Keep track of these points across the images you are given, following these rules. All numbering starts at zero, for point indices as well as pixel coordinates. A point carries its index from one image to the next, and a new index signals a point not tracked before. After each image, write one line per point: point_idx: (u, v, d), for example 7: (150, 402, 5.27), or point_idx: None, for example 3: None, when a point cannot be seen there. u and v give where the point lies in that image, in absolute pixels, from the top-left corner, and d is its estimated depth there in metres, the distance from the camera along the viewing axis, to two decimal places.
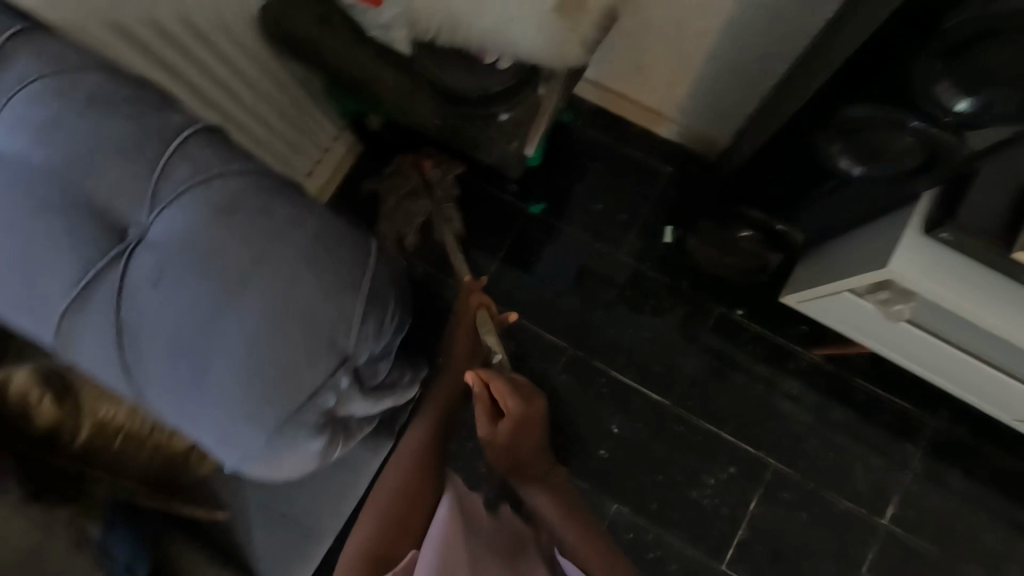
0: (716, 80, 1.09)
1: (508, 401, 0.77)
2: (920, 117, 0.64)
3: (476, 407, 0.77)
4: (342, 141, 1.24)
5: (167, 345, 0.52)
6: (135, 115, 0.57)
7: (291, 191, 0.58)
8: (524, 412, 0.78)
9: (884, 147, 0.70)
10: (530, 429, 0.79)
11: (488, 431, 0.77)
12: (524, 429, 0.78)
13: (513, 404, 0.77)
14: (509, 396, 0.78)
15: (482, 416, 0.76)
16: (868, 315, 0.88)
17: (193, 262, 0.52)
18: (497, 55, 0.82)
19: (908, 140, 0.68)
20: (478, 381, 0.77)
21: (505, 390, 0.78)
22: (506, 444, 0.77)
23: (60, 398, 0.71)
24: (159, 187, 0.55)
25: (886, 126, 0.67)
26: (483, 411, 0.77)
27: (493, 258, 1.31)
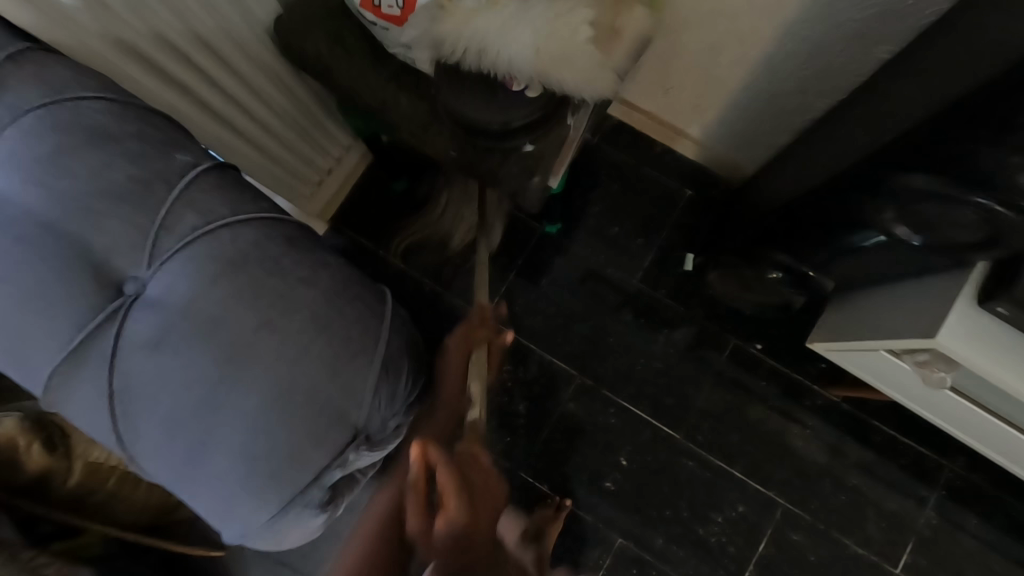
0: (751, 109, 1.02)
1: (451, 497, 0.53)
2: (985, 193, 0.57)
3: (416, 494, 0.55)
4: (354, 150, 1.19)
5: (162, 418, 0.49)
6: (135, 156, 0.52)
7: (303, 245, 0.56)
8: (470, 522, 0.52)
9: (945, 224, 0.62)
10: (483, 549, 0.53)
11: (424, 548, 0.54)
12: (467, 551, 0.51)
13: (456, 506, 0.52)
14: (456, 493, 0.53)
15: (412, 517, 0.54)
16: (905, 375, 0.84)
17: (192, 328, 0.49)
18: (525, 83, 0.75)
19: (971, 214, 0.59)
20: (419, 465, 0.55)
21: (453, 487, 0.53)
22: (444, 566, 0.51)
23: (51, 445, 0.68)
24: (161, 238, 0.51)
25: (940, 202, 0.61)
26: (419, 509, 0.54)
27: (505, 277, 1.26)
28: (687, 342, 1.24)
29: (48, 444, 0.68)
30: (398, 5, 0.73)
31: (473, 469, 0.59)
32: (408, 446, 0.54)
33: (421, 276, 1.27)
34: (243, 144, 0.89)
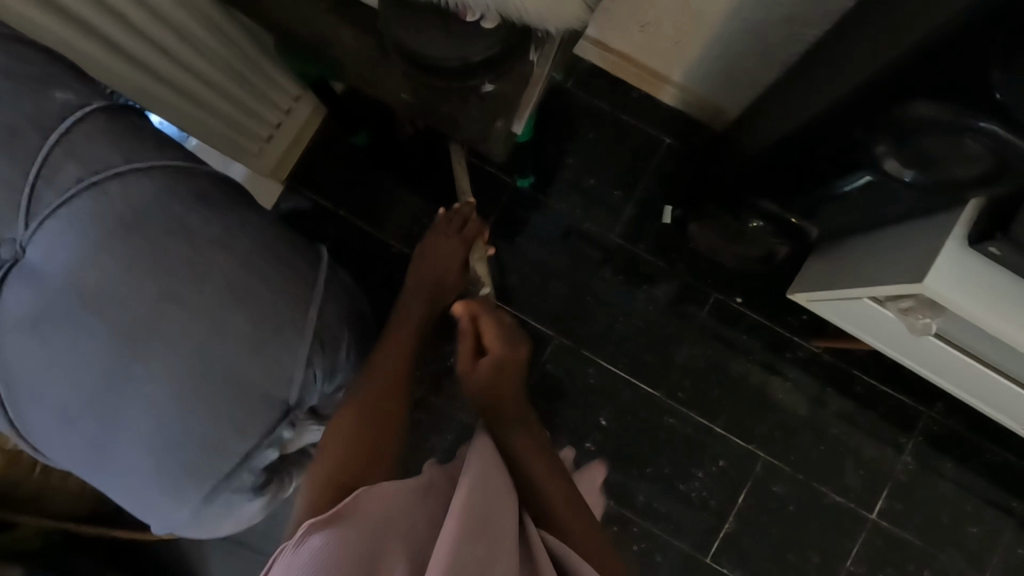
0: (731, 46, 0.95)
1: (494, 340, 0.69)
2: (988, 118, 0.52)
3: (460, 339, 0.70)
4: (304, 104, 1.08)
5: (59, 398, 0.47)
6: (10, 101, 0.47)
7: (215, 197, 0.52)
8: (509, 359, 0.69)
9: (949, 153, 0.59)
10: (513, 373, 0.69)
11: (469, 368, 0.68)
12: (502, 377, 0.68)
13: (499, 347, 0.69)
14: (497, 338, 0.69)
15: (464, 349, 0.69)
16: (889, 323, 0.80)
17: (85, 300, 0.46)
18: (480, 12, 0.66)
19: (979, 147, 0.55)
20: (468, 314, 0.69)
21: (495, 334, 0.69)
22: (485, 385, 0.67)
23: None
24: (37, 191, 0.47)
25: (949, 135, 0.56)
26: (469, 347, 0.69)
27: None
28: (668, 297, 1.20)
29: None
30: None
31: (508, 328, 0.72)
32: (456, 302, 0.69)
33: (388, 237, 1.20)
34: (184, 103, 0.82)
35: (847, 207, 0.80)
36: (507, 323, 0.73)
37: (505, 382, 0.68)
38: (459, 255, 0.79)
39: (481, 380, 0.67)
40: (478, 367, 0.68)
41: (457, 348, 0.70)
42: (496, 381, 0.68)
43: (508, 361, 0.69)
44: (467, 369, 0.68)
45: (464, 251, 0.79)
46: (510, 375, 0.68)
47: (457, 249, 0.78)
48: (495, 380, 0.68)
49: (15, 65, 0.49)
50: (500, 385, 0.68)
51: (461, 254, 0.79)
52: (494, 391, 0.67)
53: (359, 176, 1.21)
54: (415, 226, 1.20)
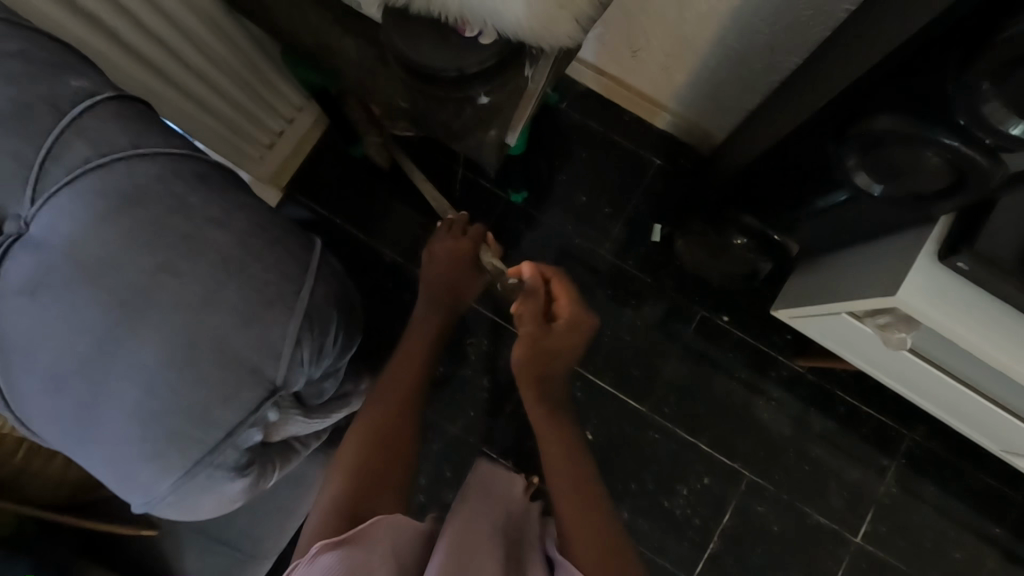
0: (717, 71, 0.99)
1: (567, 304, 0.81)
2: (949, 133, 0.55)
3: (531, 297, 0.80)
4: (306, 114, 1.12)
5: (51, 365, 0.48)
6: (23, 83, 0.49)
7: (214, 180, 0.54)
8: (578, 319, 0.81)
9: (913, 167, 0.61)
10: (577, 333, 0.81)
11: (540, 326, 0.79)
12: (552, 351, 0.79)
13: (568, 309, 0.80)
14: (569, 300, 0.81)
15: (536, 307, 0.79)
16: (867, 339, 0.82)
17: (84, 271, 0.48)
18: (478, 28, 0.71)
19: (939, 157, 0.58)
20: (537, 277, 0.81)
21: (565, 296, 0.81)
22: (551, 343, 0.79)
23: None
24: (45, 168, 0.49)
25: (915, 146, 0.58)
26: (540, 306, 0.80)
27: None
28: (655, 313, 1.22)
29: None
30: None
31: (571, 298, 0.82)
32: (526, 264, 0.80)
33: (383, 246, 1.22)
34: (184, 100, 0.84)
35: (825, 225, 0.83)
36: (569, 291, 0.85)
37: (567, 339, 0.80)
38: (466, 259, 0.85)
39: (551, 337, 0.79)
40: (553, 326, 0.79)
41: (527, 308, 0.79)
42: (560, 337, 0.80)
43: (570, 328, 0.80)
44: (539, 326, 0.79)
45: (472, 264, 0.85)
46: (578, 332, 0.81)
47: (463, 255, 0.84)
48: (560, 340, 0.80)
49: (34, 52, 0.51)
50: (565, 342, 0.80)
51: (469, 256, 0.85)
52: (546, 359, 0.80)
53: (357, 185, 1.23)
54: (408, 236, 1.22)
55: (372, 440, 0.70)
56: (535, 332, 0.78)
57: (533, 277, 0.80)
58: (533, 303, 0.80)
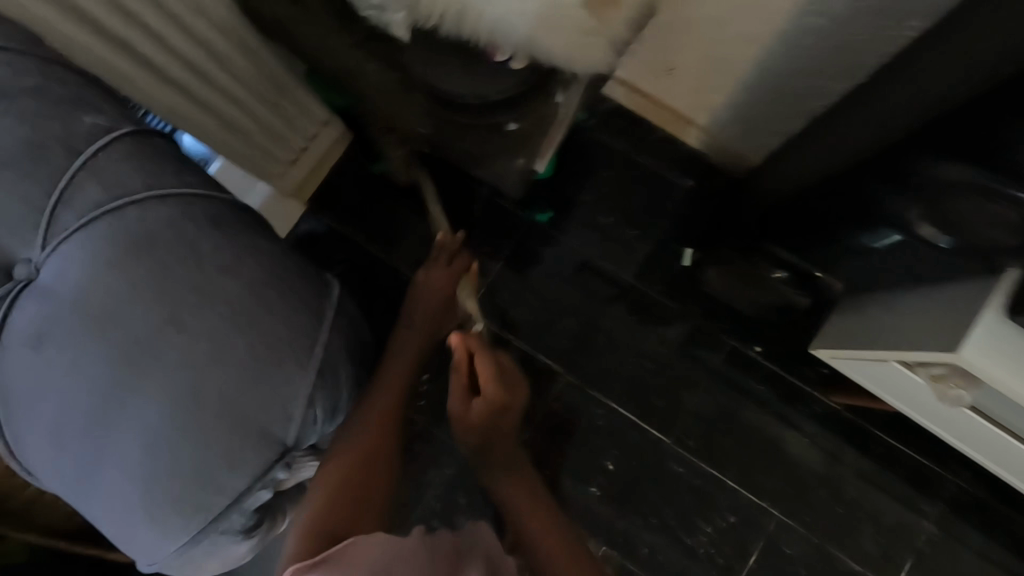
0: (755, 95, 0.95)
1: (485, 380, 0.77)
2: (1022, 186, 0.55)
3: (456, 375, 0.78)
4: (333, 126, 1.08)
5: (56, 419, 0.47)
6: (38, 120, 0.49)
7: (228, 222, 0.52)
8: (500, 398, 0.77)
9: (972, 218, 0.60)
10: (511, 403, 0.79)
11: (463, 405, 0.78)
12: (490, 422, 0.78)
13: (490, 389, 0.77)
14: (490, 379, 0.77)
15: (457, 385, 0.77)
16: (918, 389, 0.76)
17: (92, 322, 0.46)
18: (510, 53, 0.67)
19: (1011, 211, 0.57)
20: (462, 350, 0.77)
21: (486, 372, 0.77)
22: (476, 425, 0.78)
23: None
24: (57, 213, 0.48)
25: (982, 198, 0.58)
26: (462, 381, 0.78)
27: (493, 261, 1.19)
28: (681, 341, 1.17)
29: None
30: None
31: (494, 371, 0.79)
32: (451, 337, 0.77)
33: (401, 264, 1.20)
34: (202, 113, 0.83)
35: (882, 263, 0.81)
36: (497, 359, 0.81)
37: (495, 417, 0.79)
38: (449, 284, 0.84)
39: (479, 414, 0.77)
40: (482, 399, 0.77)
41: (451, 385, 0.78)
42: (486, 417, 0.78)
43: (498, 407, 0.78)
44: (458, 406, 0.78)
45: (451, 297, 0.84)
46: (510, 401, 0.79)
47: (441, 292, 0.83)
48: (492, 415, 0.78)
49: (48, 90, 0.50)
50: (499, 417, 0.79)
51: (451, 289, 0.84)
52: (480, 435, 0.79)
53: (376, 202, 1.21)
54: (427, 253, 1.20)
55: (336, 483, 0.63)
56: (460, 410, 0.78)
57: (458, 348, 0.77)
58: (456, 382, 0.78)
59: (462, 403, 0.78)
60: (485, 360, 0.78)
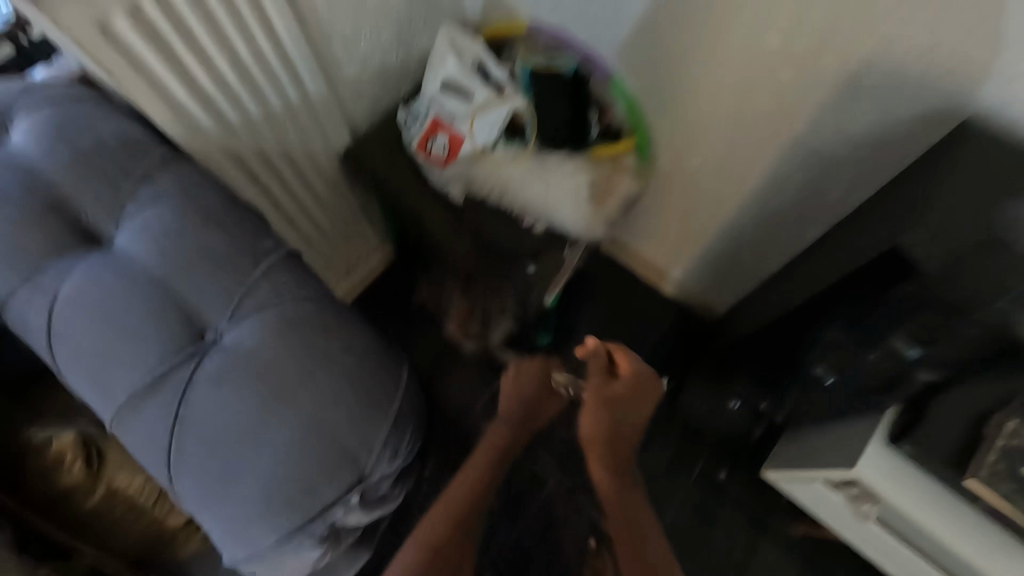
0: (721, 260, 1.22)
1: (627, 366, 0.91)
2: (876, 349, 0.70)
3: (595, 361, 0.93)
4: (380, 250, 1.36)
5: (212, 440, 0.62)
6: (234, 237, 0.70)
7: (342, 314, 0.71)
8: (635, 386, 0.91)
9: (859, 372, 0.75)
10: (644, 387, 0.93)
11: (604, 383, 0.92)
12: (632, 396, 0.92)
13: (631, 372, 0.91)
14: (630, 365, 0.91)
15: (599, 373, 0.92)
16: (843, 506, 0.91)
17: (256, 372, 0.63)
18: (533, 220, 1.00)
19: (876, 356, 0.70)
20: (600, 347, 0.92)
21: (627, 359, 0.91)
22: (615, 400, 0.91)
23: (90, 463, 0.79)
24: (243, 301, 0.67)
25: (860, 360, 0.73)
26: (600, 371, 0.92)
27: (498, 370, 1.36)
28: (660, 456, 1.33)
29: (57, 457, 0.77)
30: (444, 151, 0.96)
31: (643, 368, 0.92)
32: (588, 337, 0.91)
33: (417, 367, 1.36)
34: (292, 232, 1.07)
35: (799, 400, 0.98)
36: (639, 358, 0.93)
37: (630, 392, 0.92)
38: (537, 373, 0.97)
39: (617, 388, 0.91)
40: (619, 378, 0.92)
41: (590, 372, 0.93)
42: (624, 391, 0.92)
43: (635, 386, 0.92)
44: (602, 380, 0.92)
45: (547, 374, 0.97)
46: (642, 383, 0.92)
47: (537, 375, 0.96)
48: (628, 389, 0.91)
49: (240, 213, 0.73)
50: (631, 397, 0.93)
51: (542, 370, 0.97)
52: (624, 407, 0.92)
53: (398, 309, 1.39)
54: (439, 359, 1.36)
55: (449, 508, 0.85)
56: (600, 385, 0.91)
57: (596, 346, 0.91)
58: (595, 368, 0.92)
59: (603, 382, 0.92)
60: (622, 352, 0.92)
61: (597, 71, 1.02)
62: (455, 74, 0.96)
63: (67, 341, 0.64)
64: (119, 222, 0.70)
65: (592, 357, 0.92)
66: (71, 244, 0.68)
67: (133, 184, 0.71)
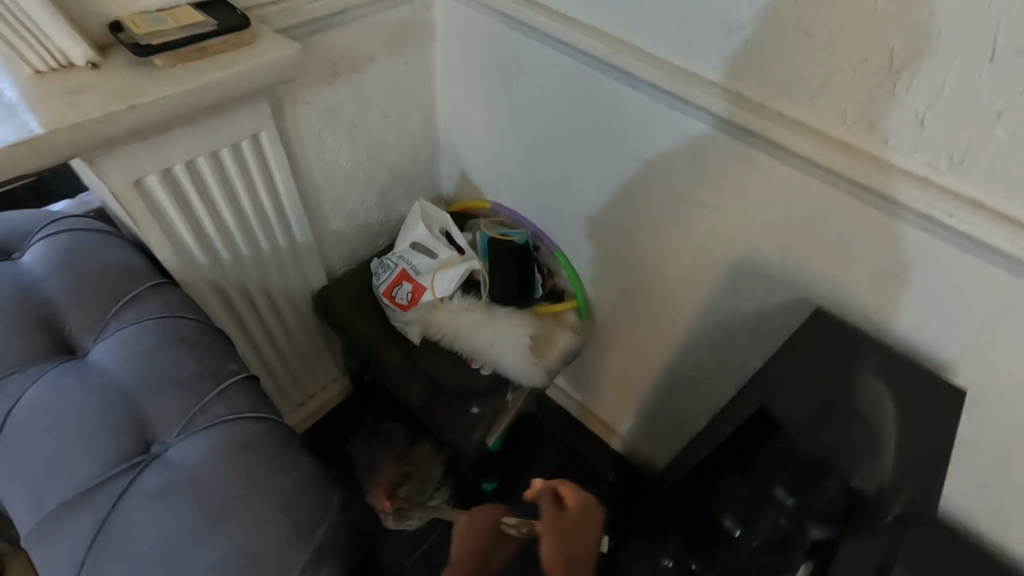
0: (657, 417, 1.29)
1: (572, 499, 0.76)
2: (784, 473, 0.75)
3: (541, 496, 0.75)
4: (338, 384, 1.41)
5: (131, 557, 0.62)
6: (201, 358, 0.77)
7: (286, 440, 0.75)
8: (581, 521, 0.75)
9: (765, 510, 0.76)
10: (594, 521, 0.77)
11: (553, 519, 0.73)
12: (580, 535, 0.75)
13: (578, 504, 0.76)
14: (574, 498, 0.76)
15: (549, 511, 0.74)
16: None
17: (193, 486, 0.66)
18: (481, 362, 1.09)
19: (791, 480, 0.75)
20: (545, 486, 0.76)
21: (570, 490, 0.76)
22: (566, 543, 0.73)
23: None
24: (195, 418, 0.72)
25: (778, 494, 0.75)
26: (549, 507, 0.74)
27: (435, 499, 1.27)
28: None
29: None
30: (407, 298, 1.11)
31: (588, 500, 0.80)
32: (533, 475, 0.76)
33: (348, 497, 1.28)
34: (254, 359, 1.14)
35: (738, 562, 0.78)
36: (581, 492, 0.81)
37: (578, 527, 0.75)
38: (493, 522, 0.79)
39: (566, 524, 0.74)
40: (567, 512, 0.75)
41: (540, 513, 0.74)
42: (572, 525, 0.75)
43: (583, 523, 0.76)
44: (552, 518, 0.73)
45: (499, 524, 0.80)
46: (592, 517, 0.76)
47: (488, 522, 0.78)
48: (576, 528, 0.75)
49: (211, 335, 0.81)
50: (581, 533, 0.75)
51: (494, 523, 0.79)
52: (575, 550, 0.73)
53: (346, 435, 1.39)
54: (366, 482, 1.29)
55: None
56: (551, 524, 0.73)
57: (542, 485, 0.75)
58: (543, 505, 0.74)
59: (550, 519, 0.73)
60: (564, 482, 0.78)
61: (544, 244, 1.21)
62: (423, 238, 1.14)
63: (17, 445, 0.67)
64: (100, 336, 0.78)
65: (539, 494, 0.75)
66: (50, 352, 0.75)
67: (121, 303, 0.80)
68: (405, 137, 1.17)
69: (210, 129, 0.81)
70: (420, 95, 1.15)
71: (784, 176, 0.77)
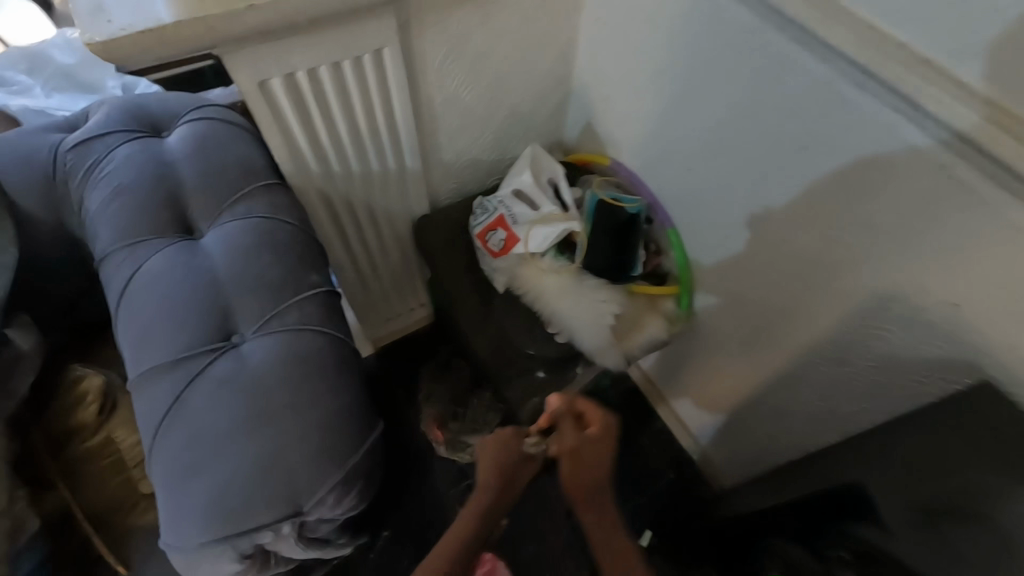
0: (737, 433, 1.17)
1: (597, 419, 0.77)
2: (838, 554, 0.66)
3: (563, 418, 0.77)
4: (423, 309, 1.45)
5: (197, 429, 0.70)
6: (287, 264, 0.80)
7: (345, 361, 0.78)
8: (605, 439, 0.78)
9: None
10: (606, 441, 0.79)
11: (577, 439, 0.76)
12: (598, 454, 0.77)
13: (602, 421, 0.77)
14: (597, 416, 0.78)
15: (573, 429, 0.76)
16: None
17: (253, 384, 0.71)
18: (558, 328, 1.04)
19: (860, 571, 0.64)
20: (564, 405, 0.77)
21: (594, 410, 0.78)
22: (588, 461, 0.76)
23: (100, 411, 0.96)
24: (270, 320, 0.76)
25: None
26: (573, 426, 0.77)
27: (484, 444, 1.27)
28: None
29: (77, 395, 0.95)
30: (499, 244, 1.06)
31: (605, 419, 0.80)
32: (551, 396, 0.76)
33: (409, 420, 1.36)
34: (350, 269, 1.20)
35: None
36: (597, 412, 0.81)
37: (600, 446, 0.77)
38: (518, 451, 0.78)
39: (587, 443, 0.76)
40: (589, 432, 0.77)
41: (564, 433, 0.76)
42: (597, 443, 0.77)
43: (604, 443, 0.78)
44: (578, 439, 0.76)
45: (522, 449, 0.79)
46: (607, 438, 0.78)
47: (512, 440, 0.79)
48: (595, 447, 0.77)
49: (302, 244, 0.84)
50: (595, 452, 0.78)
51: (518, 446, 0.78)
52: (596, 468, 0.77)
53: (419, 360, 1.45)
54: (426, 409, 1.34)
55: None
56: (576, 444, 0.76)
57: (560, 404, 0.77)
58: (565, 427, 0.77)
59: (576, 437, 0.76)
60: (584, 402, 0.79)
61: (659, 217, 1.08)
62: (528, 187, 1.08)
63: (132, 305, 0.77)
64: (212, 224, 0.84)
65: (562, 415, 0.77)
66: (172, 228, 0.83)
67: (235, 195, 0.85)
68: (532, 73, 1.07)
69: (332, 38, 0.79)
70: (560, 28, 1.03)
71: (994, 208, 0.57)
